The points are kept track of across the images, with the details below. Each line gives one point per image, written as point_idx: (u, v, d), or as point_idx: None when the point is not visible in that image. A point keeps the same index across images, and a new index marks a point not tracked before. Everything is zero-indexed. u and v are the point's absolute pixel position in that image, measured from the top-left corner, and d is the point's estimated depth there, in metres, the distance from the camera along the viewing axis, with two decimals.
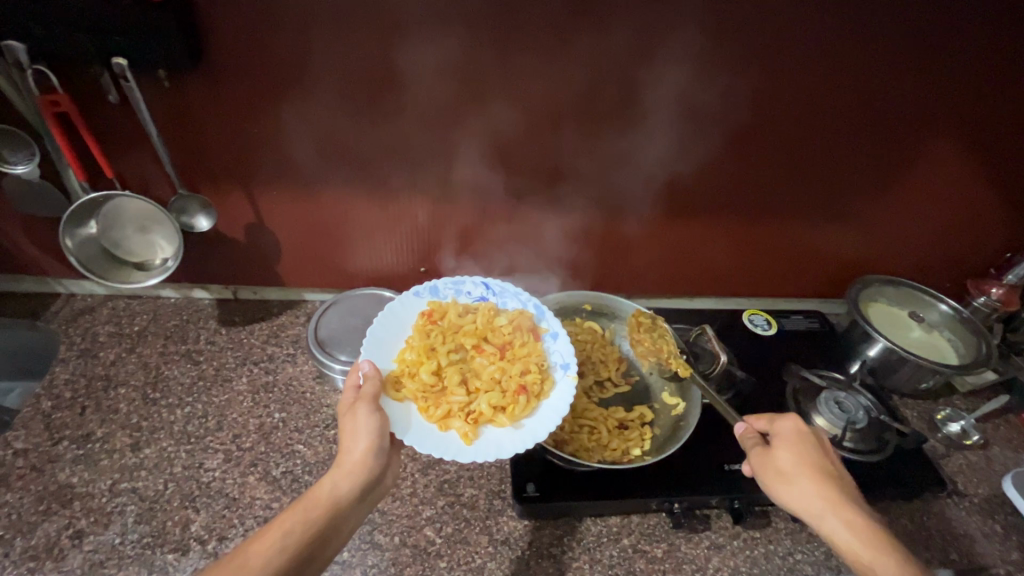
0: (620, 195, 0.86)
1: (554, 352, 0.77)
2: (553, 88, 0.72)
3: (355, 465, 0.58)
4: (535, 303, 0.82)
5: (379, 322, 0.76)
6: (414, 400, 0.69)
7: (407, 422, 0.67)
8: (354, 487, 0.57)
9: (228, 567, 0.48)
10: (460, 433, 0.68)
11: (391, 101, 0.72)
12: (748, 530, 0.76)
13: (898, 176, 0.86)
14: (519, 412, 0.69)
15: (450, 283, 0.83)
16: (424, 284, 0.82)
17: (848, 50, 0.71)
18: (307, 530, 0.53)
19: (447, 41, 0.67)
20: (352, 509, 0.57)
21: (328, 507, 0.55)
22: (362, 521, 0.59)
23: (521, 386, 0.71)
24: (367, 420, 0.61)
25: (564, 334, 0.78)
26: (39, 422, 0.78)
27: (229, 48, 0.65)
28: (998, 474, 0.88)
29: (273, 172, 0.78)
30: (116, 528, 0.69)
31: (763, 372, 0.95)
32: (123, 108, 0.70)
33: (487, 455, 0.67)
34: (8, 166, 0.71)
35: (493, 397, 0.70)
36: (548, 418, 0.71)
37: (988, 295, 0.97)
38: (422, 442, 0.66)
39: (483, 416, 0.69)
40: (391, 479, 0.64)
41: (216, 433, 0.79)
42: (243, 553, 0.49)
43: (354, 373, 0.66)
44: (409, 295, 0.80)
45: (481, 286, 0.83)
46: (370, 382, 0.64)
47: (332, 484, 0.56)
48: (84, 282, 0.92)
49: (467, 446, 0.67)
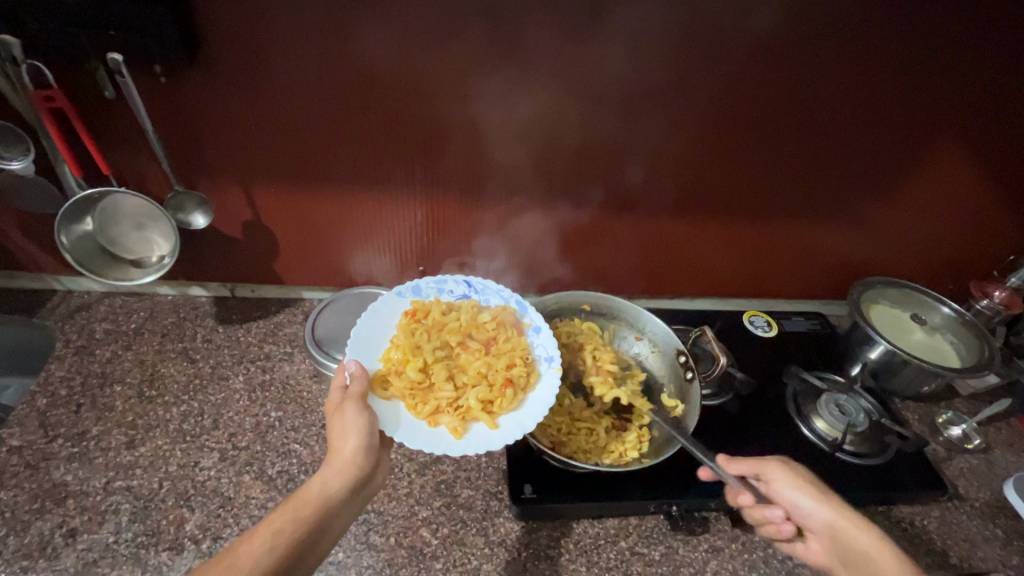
0: (620, 194, 0.85)
1: (538, 346, 0.77)
2: (553, 86, 0.72)
3: (345, 465, 0.58)
4: (516, 299, 0.82)
5: (364, 324, 0.75)
6: (402, 398, 0.68)
7: (396, 420, 0.66)
8: (344, 485, 0.57)
9: (217, 567, 0.47)
10: (449, 428, 0.67)
11: (390, 98, 0.71)
12: (746, 533, 0.76)
13: (899, 177, 0.86)
14: (507, 405, 0.69)
15: (432, 283, 0.82)
16: (407, 284, 0.81)
17: (851, 49, 0.70)
18: (296, 530, 0.52)
19: (445, 37, 0.66)
20: (342, 507, 0.56)
21: (318, 506, 0.54)
22: (353, 520, 0.58)
23: (508, 379, 0.71)
24: (356, 419, 0.60)
25: (547, 328, 0.79)
26: (34, 419, 0.77)
27: (225, 44, 0.65)
28: (999, 478, 0.87)
29: (270, 168, 0.78)
30: (110, 527, 0.68)
31: (764, 374, 0.94)
32: (119, 104, 0.69)
33: (477, 448, 0.66)
34: (2, 162, 0.70)
35: (480, 391, 0.69)
36: (537, 410, 0.70)
37: (990, 298, 0.95)
38: (412, 438, 0.65)
39: (472, 410, 0.69)
40: (382, 478, 0.63)
41: (211, 432, 0.79)
42: (234, 553, 0.48)
43: (340, 374, 0.66)
44: (392, 296, 0.79)
45: (463, 285, 0.83)
46: (356, 382, 0.64)
47: (321, 484, 0.55)
48: (80, 278, 0.92)
49: (457, 441, 0.67)
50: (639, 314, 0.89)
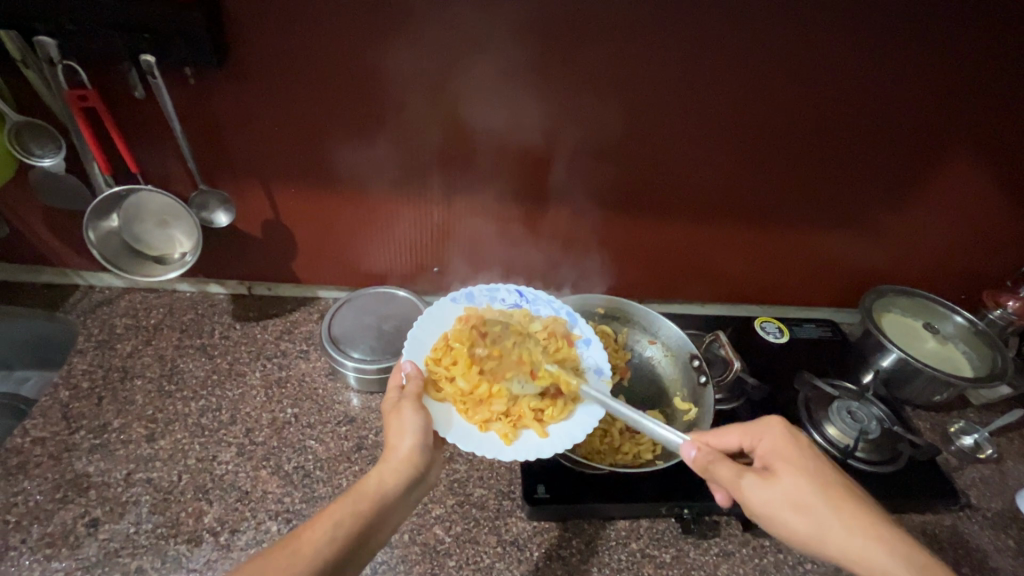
0: (635, 199, 0.86)
1: (588, 358, 0.79)
2: (572, 92, 0.73)
3: (401, 463, 0.60)
4: (567, 311, 0.84)
5: (419, 326, 0.78)
6: (454, 402, 0.70)
7: (449, 422, 0.69)
8: (401, 482, 0.59)
9: (283, 550, 0.50)
10: (500, 433, 0.69)
11: (412, 100, 0.73)
12: (757, 538, 0.76)
13: (916, 187, 0.86)
14: (557, 415, 0.71)
15: (484, 291, 0.84)
16: (460, 291, 0.83)
17: (868, 61, 0.71)
18: (355, 523, 0.54)
19: (467, 43, 0.68)
20: (397, 504, 0.58)
21: (376, 500, 0.56)
22: (407, 516, 0.60)
23: (559, 389, 0.73)
24: (413, 417, 0.63)
25: (596, 341, 0.81)
26: (57, 411, 0.79)
27: (254, 48, 0.66)
28: (1011, 489, 0.87)
29: (292, 169, 0.79)
30: (130, 518, 0.69)
31: (776, 381, 0.94)
32: (149, 104, 0.71)
33: (528, 455, 0.68)
34: (35, 160, 0.73)
35: (533, 399, 0.71)
36: (586, 422, 0.72)
37: (1003, 307, 0.96)
38: (464, 440, 0.67)
39: (523, 418, 0.70)
40: (435, 477, 0.65)
41: (230, 426, 0.80)
42: (299, 537, 0.51)
43: (396, 374, 0.69)
44: (446, 300, 0.81)
45: (515, 294, 0.85)
46: (413, 381, 0.67)
47: (379, 479, 0.58)
48: (102, 274, 0.94)
49: (507, 446, 0.69)
50: (652, 318, 0.90)
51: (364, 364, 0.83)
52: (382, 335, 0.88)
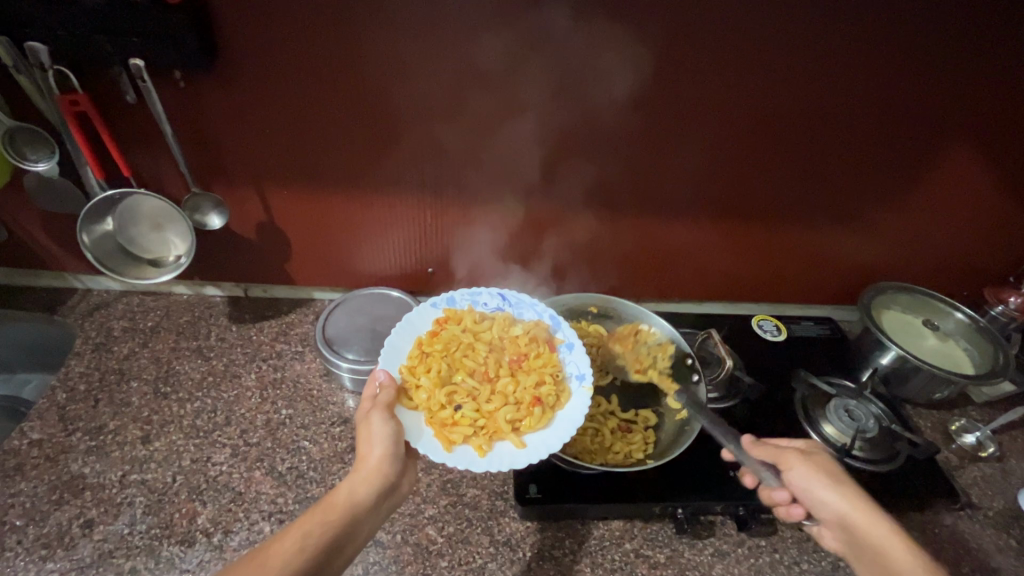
0: (625, 196, 0.86)
1: (570, 363, 0.77)
2: (559, 91, 0.73)
3: (371, 472, 0.60)
4: (550, 314, 0.83)
5: (398, 332, 0.78)
6: (426, 411, 0.69)
7: (419, 431, 0.68)
8: (372, 491, 0.59)
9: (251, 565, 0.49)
10: (474, 445, 0.68)
11: (396, 102, 0.73)
12: (753, 538, 0.75)
13: (911, 181, 0.85)
14: (535, 424, 0.70)
15: (466, 294, 0.84)
16: (443, 295, 0.83)
17: (856, 55, 0.70)
18: (327, 533, 0.54)
19: (449, 44, 0.68)
20: (368, 516, 0.58)
21: (346, 510, 0.56)
22: (378, 528, 0.60)
23: (536, 397, 0.72)
24: (382, 426, 0.63)
25: (579, 344, 0.79)
26: (54, 413, 0.80)
27: (240, 51, 0.67)
28: (1014, 488, 0.86)
29: (281, 170, 0.79)
30: (125, 519, 0.70)
31: (772, 379, 0.93)
32: (140, 107, 0.72)
33: (502, 465, 0.68)
34: (28, 164, 0.73)
35: (507, 411, 0.70)
36: (562, 431, 0.71)
37: (1005, 303, 0.94)
38: (435, 451, 0.67)
39: (499, 430, 0.69)
40: (409, 487, 0.65)
41: (224, 428, 0.81)
42: (267, 552, 0.50)
43: (370, 385, 0.69)
44: (427, 305, 0.81)
45: (497, 297, 0.84)
46: (386, 391, 0.67)
47: (350, 490, 0.58)
48: (100, 277, 0.95)
49: (481, 457, 0.68)
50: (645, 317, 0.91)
51: (358, 366, 0.83)
52: (376, 336, 0.88)
